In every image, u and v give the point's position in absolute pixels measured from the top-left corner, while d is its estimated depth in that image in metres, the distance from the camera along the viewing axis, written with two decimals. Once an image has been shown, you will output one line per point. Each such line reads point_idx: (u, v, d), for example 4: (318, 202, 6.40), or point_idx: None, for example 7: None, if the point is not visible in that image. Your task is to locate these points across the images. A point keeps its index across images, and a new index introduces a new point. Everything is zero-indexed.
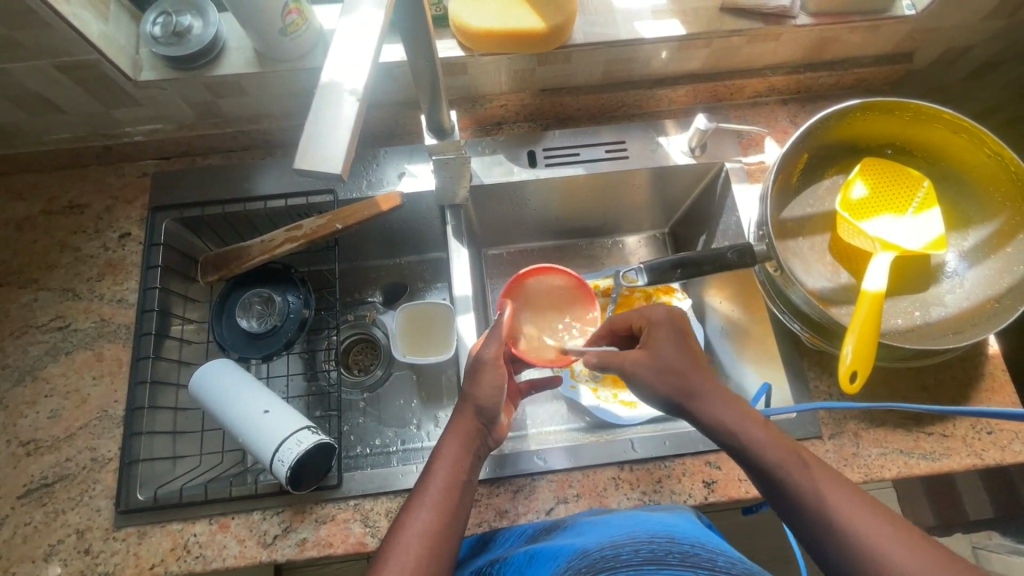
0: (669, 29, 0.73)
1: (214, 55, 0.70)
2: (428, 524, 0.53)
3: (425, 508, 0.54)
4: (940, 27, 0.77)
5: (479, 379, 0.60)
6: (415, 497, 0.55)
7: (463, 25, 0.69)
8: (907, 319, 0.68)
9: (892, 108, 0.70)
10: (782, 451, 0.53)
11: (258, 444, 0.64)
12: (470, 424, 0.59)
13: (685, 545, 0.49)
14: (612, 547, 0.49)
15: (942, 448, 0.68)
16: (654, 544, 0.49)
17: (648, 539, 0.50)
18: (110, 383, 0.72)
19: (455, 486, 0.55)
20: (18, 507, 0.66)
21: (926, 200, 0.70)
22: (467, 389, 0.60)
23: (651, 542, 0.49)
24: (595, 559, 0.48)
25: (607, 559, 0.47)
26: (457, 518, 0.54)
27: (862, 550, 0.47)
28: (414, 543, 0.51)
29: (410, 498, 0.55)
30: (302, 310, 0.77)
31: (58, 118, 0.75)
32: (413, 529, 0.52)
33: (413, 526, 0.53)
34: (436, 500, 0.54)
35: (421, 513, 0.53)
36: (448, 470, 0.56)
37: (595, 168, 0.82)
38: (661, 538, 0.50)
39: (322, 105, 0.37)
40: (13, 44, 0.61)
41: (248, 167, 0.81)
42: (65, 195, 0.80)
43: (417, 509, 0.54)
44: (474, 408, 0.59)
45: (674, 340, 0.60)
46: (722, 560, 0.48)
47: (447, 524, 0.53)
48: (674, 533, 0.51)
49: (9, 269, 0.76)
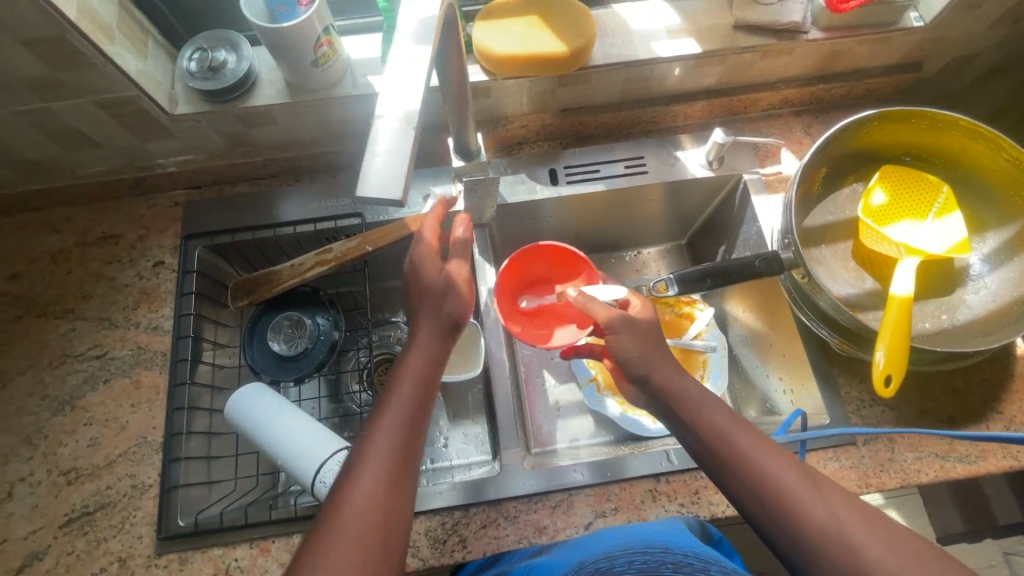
0: (685, 48, 0.76)
1: (247, 87, 0.73)
2: (393, 446, 0.52)
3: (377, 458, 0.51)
4: (947, 37, 0.79)
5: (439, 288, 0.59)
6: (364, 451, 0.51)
7: (486, 51, 0.71)
8: (934, 322, 0.69)
9: (908, 117, 0.71)
10: (763, 455, 0.52)
11: (296, 470, 0.65)
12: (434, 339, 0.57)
13: (678, 555, 0.50)
14: (606, 559, 0.51)
15: (978, 451, 0.68)
16: (648, 554, 0.50)
17: (642, 549, 0.52)
18: (148, 410, 0.73)
19: (410, 431, 0.53)
20: (60, 536, 0.66)
21: (946, 205, 0.71)
22: (429, 300, 0.59)
23: (645, 553, 0.51)
24: (590, 568, 0.50)
25: (600, 569, 0.49)
26: (420, 436, 0.54)
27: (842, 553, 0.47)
28: (383, 462, 0.51)
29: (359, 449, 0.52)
30: (332, 332, 0.79)
31: (95, 153, 0.77)
32: (380, 448, 0.51)
33: (380, 444, 0.52)
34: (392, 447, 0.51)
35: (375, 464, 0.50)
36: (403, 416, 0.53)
37: (615, 183, 0.84)
38: (654, 548, 0.51)
39: (379, 134, 0.39)
40: (60, 84, 0.64)
41: (276, 194, 0.83)
42: (100, 226, 0.82)
43: (384, 428, 0.52)
44: (440, 318, 0.58)
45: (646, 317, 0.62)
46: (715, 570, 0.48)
47: (416, 439, 0.53)
48: (666, 543, 0.52)
49: (46, 300, 0.78)
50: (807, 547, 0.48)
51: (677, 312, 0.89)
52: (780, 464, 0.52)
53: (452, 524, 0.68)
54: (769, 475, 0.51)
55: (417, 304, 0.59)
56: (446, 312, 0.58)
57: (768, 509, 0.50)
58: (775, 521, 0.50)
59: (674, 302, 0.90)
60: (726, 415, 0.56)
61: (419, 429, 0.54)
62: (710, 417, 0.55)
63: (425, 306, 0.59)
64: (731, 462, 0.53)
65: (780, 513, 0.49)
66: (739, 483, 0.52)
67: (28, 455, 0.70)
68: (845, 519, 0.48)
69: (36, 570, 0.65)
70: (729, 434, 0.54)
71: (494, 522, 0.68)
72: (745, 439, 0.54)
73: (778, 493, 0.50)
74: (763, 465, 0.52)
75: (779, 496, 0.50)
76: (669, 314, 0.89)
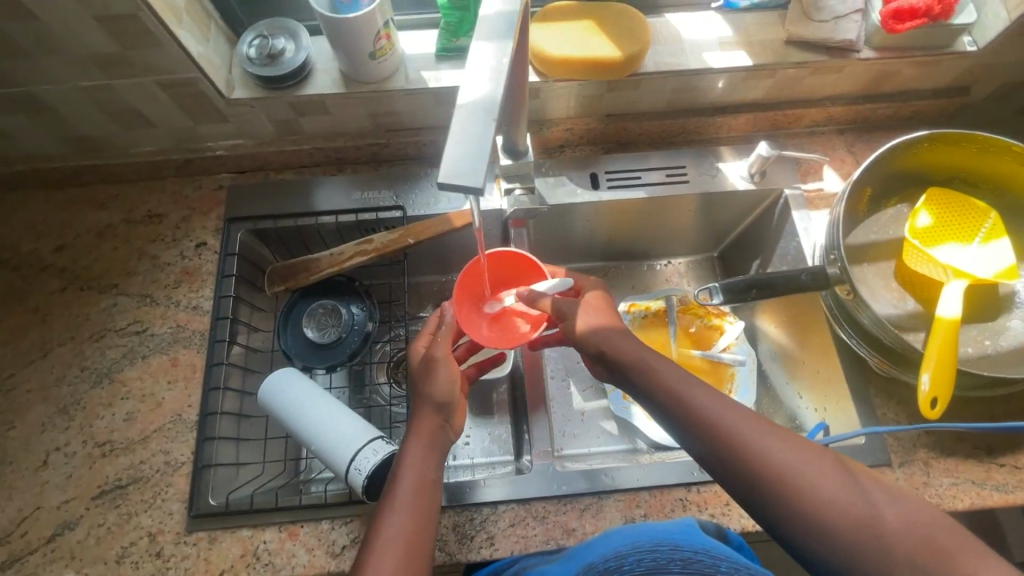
0: (735, 60, 0.76)
1: (303, 77, 0.74)
2: (413, 511, 0.55)
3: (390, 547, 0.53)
4: (1000, 63, 0.78)
5: (432, 375, 0.63)
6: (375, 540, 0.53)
7: (541, 52, 0.72)
8: (977, 347, 0.68)
9: (960, 140, 0.71)
10: (755, 433, 0.52)
11: (331, 456, 0.66)
12: (432, 424, 0.61)
13: (687, 553, 0.49)
14: (617, 558, 0.51)
15: (1016, 480, 0.67)
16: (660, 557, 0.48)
17: (652, 547, 0.50)
18: (184, 388, 0.73)
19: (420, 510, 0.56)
20: (92, 508, 0.67)
21: (993, 230, 0.72)
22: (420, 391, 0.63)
23: (655, 555, 0.49)
24: (600, 570, 0.50)
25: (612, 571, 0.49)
26: (436, 496, 0.58)
27: (858, 525, 0.46)
28: (400, 534, 0.54)
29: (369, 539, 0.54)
30: (366, 323, 0.79)
31: (149, 132, 0.78)
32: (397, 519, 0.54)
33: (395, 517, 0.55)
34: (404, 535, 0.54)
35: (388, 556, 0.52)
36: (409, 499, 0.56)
37: (656, 192, 0.84)
38: (665, 546, 0.50)
39: (460, 124, 0.39)
40: (126, 62, 0.65)
41: (318, 182, 0.84)
42: (146, 204, 0.83)
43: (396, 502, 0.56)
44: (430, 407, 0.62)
45: (599, 300, 0.67)
46: (725, 567, 0.48)
47: (430, 506, 0.56)
48: (677, 540, 0.51)
49: (90, 274, 0.79)
50: (824, 537, 0.47)
51: (707, 323, 0.88)
52: (773, 441, 0.51)
53: (480, 520, 0.68)
54: (761, 451, 0.51)
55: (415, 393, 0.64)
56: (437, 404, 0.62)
57: (773, 493, 0.49)
58: (774, 501, 0.49)
59: (704, 312, 0.89)
60: (709, 391, 0.55)
61: (428, 503, 0.56)
62: (694, 396, 0.55)
63: (421, 397, 0.63)
64: (724, 448, 0.52)
65: (778, 492, 0.49)
66: (745, 475, 0.51)
67: (65, 425, 0.71)
68: (850, 489, 0.48)
69: (68, 539, 0.65)
70: (717, 417, 0.53)
71: (522, 521, 0.68)
72: (732, 414, 0.53)
73: (772, 470, 0.50)
74: (758, 444, 0.51)
75: (773, 473, 0.50)
76: (697, 324, 0.88)
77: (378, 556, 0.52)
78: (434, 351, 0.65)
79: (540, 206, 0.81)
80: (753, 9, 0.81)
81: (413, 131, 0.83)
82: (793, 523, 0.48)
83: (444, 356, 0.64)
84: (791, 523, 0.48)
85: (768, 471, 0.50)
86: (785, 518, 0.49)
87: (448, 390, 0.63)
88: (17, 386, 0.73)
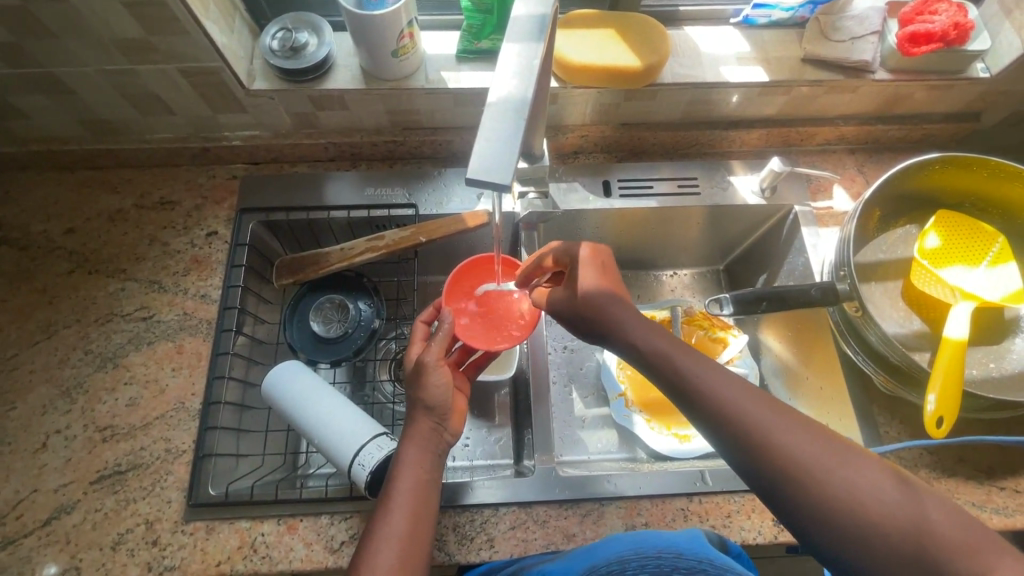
0: (752, 75, 0.77)
1: (322, 72, 0.74)
2: (410, 513, 0.56)
3: (392, 539, 0.54)
4: (1010, 91, 0.80)
5: (423, 381, 0.61)
6: (376, 533, 0.55)
7: (561, 58, 0.73)
8: (981, 369, 0.69)
9: (971, 163, 0.71)
10: (784, 432, 0.50)
11: (335, 452, 0.65)
12: (426, 425, 0.61)
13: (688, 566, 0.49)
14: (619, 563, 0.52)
15: (1015, 504, 0.66)
16: None
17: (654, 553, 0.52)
18: (188, 375, 0.73)
19: (421, 505, 0.57)
20: (90, 493, 0.66)
21: (1000, 254, 0.73)
22: (413, 392, 0.62)
23: None
24: None
25: None
26: (431, 500, 0.58)
27: (898, 534, 0.44)
28: (401, 529, 0.55)
29: (372, 528, 0.55)
30: (372, 320, 0.79)
31: (166, 119, 0.79)
32: (400, 513, 0.56)
33: (398, 512, 0.56)
34: (404, 533, 0.55)
35: (388, 548, 0.54)
36: (410, 496, 0.57)
37: (667, 202, 0.85)
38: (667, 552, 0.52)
39: (491, 122, 0.40)
40: (149, 48, 0.66)
41: (331, 176, 0.84)
42: (159, 191, 0.84)
43: (398, 501, 0.56)
44: (430, 407, 0.61)
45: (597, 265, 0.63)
46: None
47: (430, 502, 0.57)
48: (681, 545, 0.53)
49: (99, 257, 0.79)
50: (858, 546, 0.45)
51: (710, 335, 0.88)
52: (800, 440, 0.49)
53: (481, 521, 0.67)
54: (790, 449, 0.49)
55: (407, 396, 0.63)
56: (431, 404, 0.61)
57: (802, 496, 0.47)
58: (804, 504, 0.47)
59: (708, 324, 0.89)
60: (733, 382, 0.53)
61: (428, 501, 0.57)
62: (714, 379, 0.53)
63: (413, 401, 0.62)
64: (750, 445, 0.50)
65: (810, 495, 0.47)
66: (770, 475, 0.49)
67: (66, 408, 0.70)
68: (886, 495, 0.46)
69: (63, 523, 0.64)
70: (745, 412, 0.51)
71: (522, 524, 0.67)
72: (749, 400, 0.52)
73: (799, 462, 0.48)
74: (788, 444, 0.49)
75: (803, 469, 0.48)
76: (702, 335, 0.88)
77: (372, 556, 0.53)
78: (424, 356, 0.63)
79: (553, 210, 0.81)
80: (771, 27, 0.82)
81: (429, 130, 0.84)
82: (819, 521, 0.46)
83: (435, 360, 0.62)
84: (816, 519, 0.46)
85: (792, 473, 0.48)
86: (811, 512, 0.47)
87: (440, 395, 0.61)
88: (18, 367, 0.72)
